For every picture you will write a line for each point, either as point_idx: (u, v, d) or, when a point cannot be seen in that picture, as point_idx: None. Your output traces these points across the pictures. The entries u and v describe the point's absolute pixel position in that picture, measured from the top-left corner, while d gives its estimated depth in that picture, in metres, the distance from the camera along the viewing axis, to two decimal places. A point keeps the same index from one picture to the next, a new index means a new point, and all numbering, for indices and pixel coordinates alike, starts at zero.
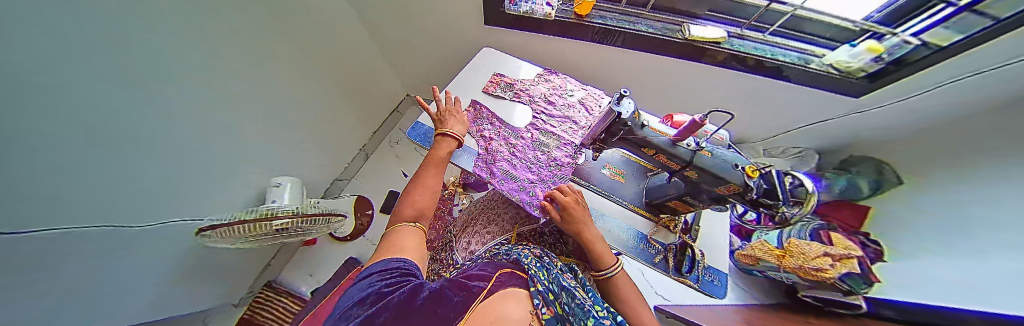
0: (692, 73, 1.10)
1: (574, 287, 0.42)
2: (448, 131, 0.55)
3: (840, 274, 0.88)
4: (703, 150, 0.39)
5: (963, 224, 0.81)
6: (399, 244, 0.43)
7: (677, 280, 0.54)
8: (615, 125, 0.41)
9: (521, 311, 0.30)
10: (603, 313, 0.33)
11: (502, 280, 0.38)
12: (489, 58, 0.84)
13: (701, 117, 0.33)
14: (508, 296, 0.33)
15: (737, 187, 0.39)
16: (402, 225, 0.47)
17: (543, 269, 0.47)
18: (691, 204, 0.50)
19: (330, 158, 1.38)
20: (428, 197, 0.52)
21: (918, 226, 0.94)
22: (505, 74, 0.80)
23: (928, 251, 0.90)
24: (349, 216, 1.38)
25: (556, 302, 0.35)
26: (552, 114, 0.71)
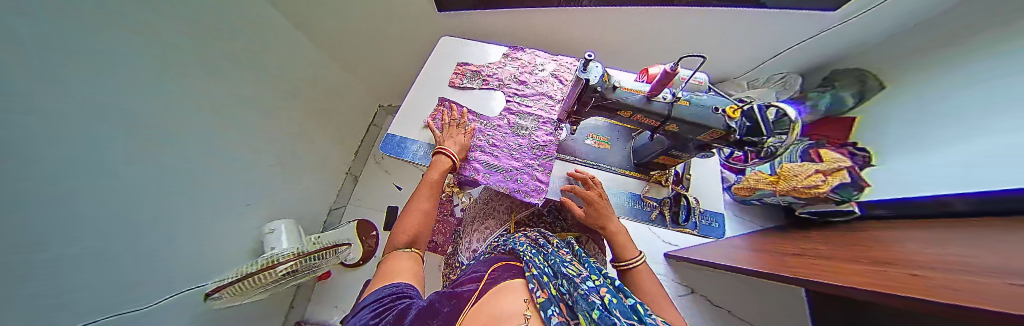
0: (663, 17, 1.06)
1: (570, 262, 0.43)
2: (441, 150, 0.55)
3: (833, 188, 0.91)
4: (681, 100, 0.37)
5: (933, 117, 0.90)
6: (394, 270, 0.42)
7: (676, 230, 0.55)
8: (585, 94, 0.38)
9: (518, 304, 0.32)
10: (600, 282, 0.35)
11: (495, 277, 0.40)
12: (449, 48, 0.78)
13: (671, 66, 0.30)
14: (502, 291, 0.36)
15: (719, 130, 0.38)
16: (397, 250, 0.46)
17: (539, 253, 0.47)
18: (677, 157, 0.49)
19: (319, 189, 1.34)
20: (421, 217, 0.51)
21: (898, 128, 1.00)
22: (469, 61, 0.75)
23: (894, 154, 1.00)
24: (354, 242, 1.38)
25: (552, 283, 0.37)
26: (525, 94, 0.67)
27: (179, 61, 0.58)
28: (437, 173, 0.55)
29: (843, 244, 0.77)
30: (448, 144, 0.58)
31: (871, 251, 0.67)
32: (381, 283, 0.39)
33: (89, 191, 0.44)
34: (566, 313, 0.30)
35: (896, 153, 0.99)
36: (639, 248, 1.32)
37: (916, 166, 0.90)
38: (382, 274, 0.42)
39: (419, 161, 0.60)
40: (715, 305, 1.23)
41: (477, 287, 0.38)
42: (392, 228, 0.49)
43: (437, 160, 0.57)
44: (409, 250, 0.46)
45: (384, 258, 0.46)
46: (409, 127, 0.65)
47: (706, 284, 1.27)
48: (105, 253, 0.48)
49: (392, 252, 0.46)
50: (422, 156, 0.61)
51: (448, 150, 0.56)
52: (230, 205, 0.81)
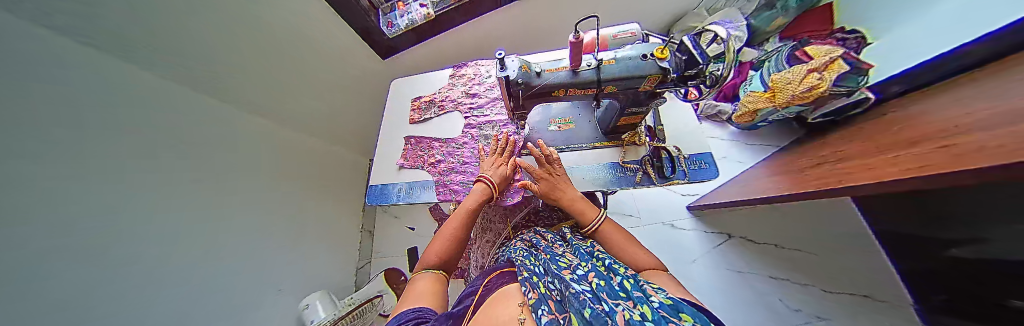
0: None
1: (562, 255, 0.41)
2: (483, 179, 0.52)
3: (833, 82, 0.84)
4: (605, 60, 0.37)
5: None
6: (416, 292, 0.39)
7: (666, 184, 0.52)
8: (512, 89, 0.38)
9: (511, 310, 0.30)
10: (589, 267, 0.34)
11: (490, 287, 0.39)
12: (401, 87, 0.81)
13: (574, 35, 0.31)
14: (497, 300, 0.34)
15: (656, 75, 0.37)
16: (423, 272, 0.44)
17: (531, 254, 0.46)
18: (636, 114, 0.48)
19: (340, 253, 1.40)
20: (451, 242, 0.48)
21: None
22: (422, 93, 0.77)
23: (879, 28, 0.96)
24: (387, 292, 1.41)
25: (541, 281, 0.34)
26: (480, 106, 0.69)
27: (171, 181, 0.65)
28: (477, 201, 0.52)
29: (864, 139, 0.71)
30: (490, 173, 0.55)
31: (897, 134, 0.61)
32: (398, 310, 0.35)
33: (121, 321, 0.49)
34: (554, 308, 0.27)
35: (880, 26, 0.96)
36: (660, 209, 1.28)
37: (903, 33, 0.88)
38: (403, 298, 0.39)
39: (402, 201, 0.62)
40: (759, 243, 1.15)
41: (472, 302, 0.37)
42: (423, 250, 0.47)
43: (476, 186, 0.54)
44: (433, 273, 0.43)
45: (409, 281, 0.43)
46: (386, 174, 0.67)
47: (742, 224, 1.20)
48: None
49: (418, 273, 0.44)
50: (404, 195, 0.63)
51: (489, 178, 0.53)
52: (257, 295, 0.86)
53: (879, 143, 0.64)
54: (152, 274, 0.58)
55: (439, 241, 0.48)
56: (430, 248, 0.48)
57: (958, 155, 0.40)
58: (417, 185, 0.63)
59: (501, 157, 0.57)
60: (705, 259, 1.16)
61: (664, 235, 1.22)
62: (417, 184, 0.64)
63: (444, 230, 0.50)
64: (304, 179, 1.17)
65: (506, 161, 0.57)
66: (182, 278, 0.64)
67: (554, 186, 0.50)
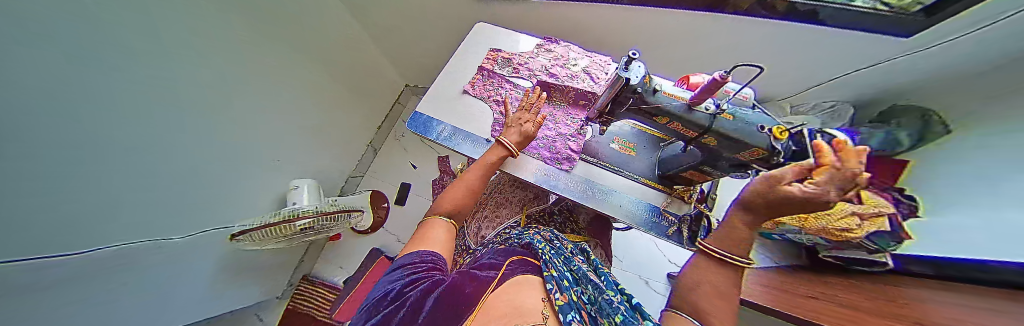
0: (699, 24, 1.05)
1: (589, 272, 0.42)
2: (503, 141, 0.53)
3: (867, 234, 0.82)
4: (724, 113, 0.37)
5: (955, 171, 0.88)
6: (430, 236, 0.42)
7: (692, 250, 0.54)
8: (622, 94, 0.38)
9: (534, 300, 0.30)
10: (617, 295, 0.32)
11: (511, 270, 0.38)
12: (484, 33, 0.79)
13: (719, 74, 0.30)
14: (519, 284, 0.34)
15: (762, 150, 0.37)
16: (435, 218, 0.47)
17: (558, 256, 0.47)
18: (707, 174, 0.48)
19: (340, 155, 1.41)
20: (464, 193, 0.51)
21: (926, 178, 0.97)
22: (502, 48, 0.76)
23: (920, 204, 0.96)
24: (365, 211, 1.44)
25: (570, 289, 0.34)
26: (557, 88, 0.67)
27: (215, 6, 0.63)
28: (495, 157, 0.54)
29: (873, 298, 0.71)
30: (512, 132, 0.56)
31: (902, 307, 0.63)
32: (413, 250, 0.39)
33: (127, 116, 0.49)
34: (584, 320, 0.27)
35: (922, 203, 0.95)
36: (644, 262, 1.31)
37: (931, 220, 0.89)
38: (415, 237, 0.43)
39: (442, 141, 0.61)
40: None
41: (495, 276, 0.36)
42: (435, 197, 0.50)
43: (493, 146, 0.56)
44: (447, 222, 0.47)
45: (423, 221, 0.47)
46: (435, 107, 0.67)
47: None
48: (125, 177, 0.52)
49: (430, 218, 0.47)
50: (445, 137, 0.63)
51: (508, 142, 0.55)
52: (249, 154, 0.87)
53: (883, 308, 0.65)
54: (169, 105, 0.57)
55: (455, 189, 0.51)
56: (448, 193, 0.51)
57: None
58: (461, 134, 0.63)
59: (525, 118, 0.58)
60: None
61: (634, 287, 1.24)
62: (463, 132, 0.63)
63: (466, 179, 0.53)
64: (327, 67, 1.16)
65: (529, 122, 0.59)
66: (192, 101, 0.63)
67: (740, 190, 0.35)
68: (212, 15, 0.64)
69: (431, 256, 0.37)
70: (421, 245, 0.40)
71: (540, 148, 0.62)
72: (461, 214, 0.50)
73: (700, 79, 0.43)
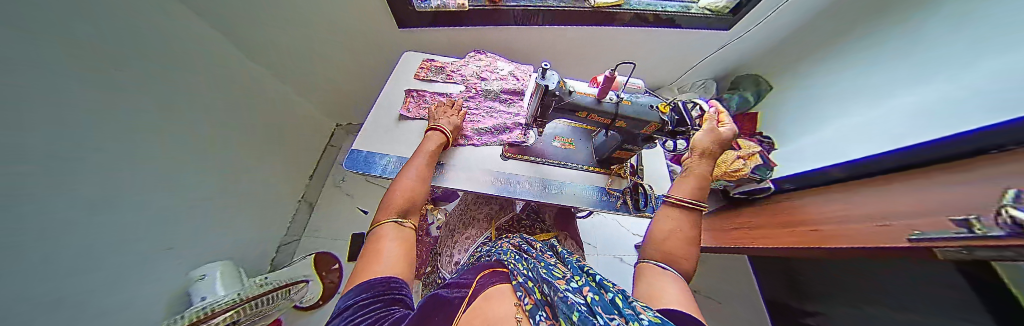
0: (596, 36, 1.38)
1: (556, 266, 0.43)
2: (438, 126, 0.58)
3: (750, 169, 1.11)
4: (624, 100, 0.46)
5: (805, 100, 1.28)
6: (386, 244, 0.34)
7: (638, 215, 0.63)
8: (545, 98, 0.44)
9: (507, 307, 0.30)
10: (582, 281, 0.35)
11: (481, 283, 0.38)
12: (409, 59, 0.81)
13: (610, 72, 0.39)
14: (491, 296, 0.34)
15: (656, 123, 0.47)
16: (385, 222, 0.39)
17: (522, 259, 0.47)
18: (629, 150, 0.57)
19: (262, 222, 1.15)
20: (411, 187, 0.47)
21: (788, 114, 1.36)
22: (435, 58, 0.82)
23: (788, 132, 1.34)
24: (312, 280, 1.19)
25: (537, 289, 0.35)
26: (491, 86, 0.77)
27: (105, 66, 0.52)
28: (433, 144, 0.57)
29: (768, 215, 0.93)
30: (443, 123, 0.61)
31: (788, 216, 0.84)
32: (360, 279, 0.28)
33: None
34: (551, 314, 0.27)
35: (787, 131, 1.35)
36: (614, 243, 1.42)
37: (799, 141, 1.25)
38: (360, 260, 0.32)
39: (388, 174, 0.57)
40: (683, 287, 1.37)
41: (466, 294, 0.35)
42: (379, 204, 0.43)
43: (431, 134, 0.59)
44: (399, 222, 0.39)
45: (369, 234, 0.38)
46: (375, 140, 0.63)
47: None
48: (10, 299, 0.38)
49: (379, 224, 0.38)
50: (392, 169, 0.59)
51: (444, 127, 0.60)
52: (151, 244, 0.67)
53: (777, 219, 0.86)
54: (48, 192, 0.44)
55: (403, 183, 0.47)
56: (393, 189, 0.46)
57: (830, 240, 0.58)
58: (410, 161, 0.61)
59: (452, 112, 0.65)
60: None
61: (612, 267, 1.32)
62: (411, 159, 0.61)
63: (412, 172, 0.50)
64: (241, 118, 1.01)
65: (456, 113, 0.65)
66: (71, 185, 0.48)
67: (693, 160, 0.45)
68: (98, 72, 0.53)
69: (391, 288, 0.27)
70: (370, 266, 0.30)
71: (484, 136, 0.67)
72: (414, 212, 0.45)
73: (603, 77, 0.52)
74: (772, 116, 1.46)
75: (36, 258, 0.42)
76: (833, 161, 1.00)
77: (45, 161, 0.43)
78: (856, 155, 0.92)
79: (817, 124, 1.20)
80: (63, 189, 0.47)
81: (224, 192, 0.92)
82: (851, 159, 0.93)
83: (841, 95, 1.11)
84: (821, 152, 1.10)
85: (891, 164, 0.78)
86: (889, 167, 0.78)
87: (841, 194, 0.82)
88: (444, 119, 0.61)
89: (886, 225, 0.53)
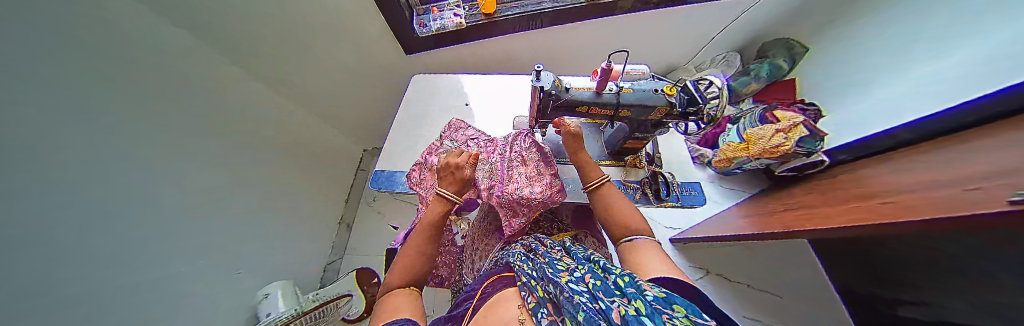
0: (596, 30, 1.38)
1: (561, 259, 0.45)
2: (443, 193, 0.56)
3: (795, 143, 0.98)
4: (625, 89, 0.45)
5: (876, 53, 1.08)
6: (396, 305, 0.42)
7: (661, 205, 0.61)
8: (543, 98, 0.44)
9: (512, 310, 0.35)
10: (586, 269, 0.38)
11: (490, 291, 0.43)
12: (415, 99, 1.02)
13: (606, 64, 0.38)
14: (496, 304, 0.38)
15: (665, 107, 0.45)
16: (394, 290, 0.46)
17: (529, 259, 0.48)
18: (641, 139, 0.55)
19: (307, 245, 1.30)
20: (413, 256, 0.52)
21: (851, 73, 1.16)
22: (433, 97, 1.03)
23: (850, 93, 1.14)
24: (356, 294, 1.30)
25: (538, 289, 0.37)
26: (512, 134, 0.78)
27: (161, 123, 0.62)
28: (438, 213, 0.57)
29: (823, 193, 0.82)
30: (447, 184, 0.59)
31: (845, 191, 0.73)
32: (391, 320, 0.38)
33: (50, 257, 0.42)
34: (552, 311, 0.31)
35: (845, 93, 1.16)
36: None
37: (860, 104, 1.06)
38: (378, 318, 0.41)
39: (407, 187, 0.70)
40: (733, 282, 1.17)
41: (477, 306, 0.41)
42: (387, 272, 0.50)
43: (434, 199, 0.58)
44: (404, 289, 0.47)
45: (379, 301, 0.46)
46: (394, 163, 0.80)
47: (716, 260, 1.22)
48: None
49: (387, 293, 0.46)
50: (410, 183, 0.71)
51: (449, 194, 0.57)
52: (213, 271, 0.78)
53: (834, 196, 0.75)
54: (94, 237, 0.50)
55: (406, 255, 0.52)
56: (399, 260, 0.52)
57: (899, 214, 0.48)
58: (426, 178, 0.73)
59: (455, 164, 0.59)
60: None
61: None
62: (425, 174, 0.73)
63: (414, 241, 0.54)
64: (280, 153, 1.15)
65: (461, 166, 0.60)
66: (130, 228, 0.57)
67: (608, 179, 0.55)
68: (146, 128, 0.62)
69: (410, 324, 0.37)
70: (389, 315, 0.40)
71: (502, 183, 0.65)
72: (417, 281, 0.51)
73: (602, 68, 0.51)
74: (827, 77, 1.26)
75: (94, 292, 0.49)
76: (895, 123, 0.86)
77: (86, 211, 0.49)
78: (929, 113, 0.77)
79: (892, 79, 0.99)
80: (120, 232, 0.55)
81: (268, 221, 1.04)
82: (922, 118, 0.77)
83: (936, 39, 0.89)
84: (887, 114, 0.93)
85: (971, 117, 0.64)
86: (968, 121, 0.64)
87: (912, 156, 0.69)
88: (447, 184, 0.58)
89: (976, 188, 0.44)
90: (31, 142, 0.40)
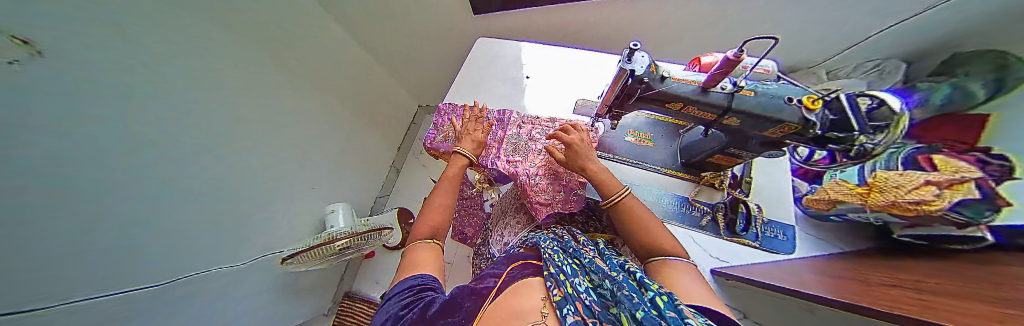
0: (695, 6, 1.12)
1: (592, 261, 0.47)
2: (459, 150, 0.63)
3: (951, 205, 0.72)
4: (743, 90, 0.36)
5: None
6: (418, 260, 0.49)
7: (731, 239, 0.57)
8: (630, 85, 0.38)
9: (535, 300, 0.36)
10: (622, 279, 0.37)
11: (514, 275, 0.45)
12: (477, 60, 1.01)
13: (734, 53, 0.29)
14: (522, 287, 0.41)
15: (794, 124, 0.36)
16: (419, 243, 0.52)
17: (562, 251, 0.51)
18: (735, 156, 0.47)
19: (363, 177, 1.53)
20: (439, 214, 0.57)
21: None
22: (496, 60, 1.00)
23: None
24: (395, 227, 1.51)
25: (567, 282, 0.39)
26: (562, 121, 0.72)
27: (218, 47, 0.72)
28: (457, 169, 0.63)
29: (961, 280, 0.60)
30: (466, 144, 0.67)
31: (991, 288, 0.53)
32: (414, 273, 0.45)
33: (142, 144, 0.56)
34: (580, 311, 0.32)
35: None
36: None
37: None
38: (403, 265, 0.49)
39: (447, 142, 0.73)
40: None
41: (495, 287, 0.42)
42: (415, 223, 0.56)
43: (455, 158, 0.65)
44: (428, 244, 0.52)
45: (407, 249, 0.53)
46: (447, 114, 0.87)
47: (766, 311, 1.03)
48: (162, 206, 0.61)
49: (414, 244, 0.53)
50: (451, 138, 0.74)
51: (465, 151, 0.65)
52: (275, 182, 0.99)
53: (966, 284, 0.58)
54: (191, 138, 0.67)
55: (434, 211, 0.57)
56: (426, 216, 0.57)
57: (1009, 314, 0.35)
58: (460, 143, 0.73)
59: (474, 132, 0.67)
60: None
61: None
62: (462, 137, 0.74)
63: (441, 199, 0.60)
64: (339, 91, 1.31)
65: (476, 130, 0.68)
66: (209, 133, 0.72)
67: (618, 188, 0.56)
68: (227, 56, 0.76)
69: (422, 281, 0.43)
70: (411, 268, 0.47)
71: (534, 176, 0.63)
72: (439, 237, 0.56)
73: (713, 59, 0.41)
74: None
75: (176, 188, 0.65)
76: None
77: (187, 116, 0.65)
78: None
79: None
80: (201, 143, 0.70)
81: (324, 151, 1.25)
82: None
83: None
84: None
85: None
86: None
87: None
88: (465, 144, 0.66)
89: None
90: (119, 49, 0.50)
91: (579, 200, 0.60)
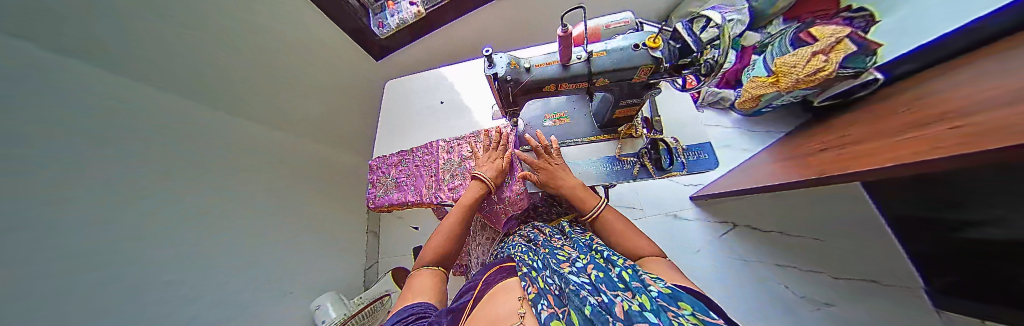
0: None
1: (562, 248, 0.46)
2: (478, 175, 0.59)
3: (840, 64, 0.81)
4: (595, 54, 0.44)
5: None
6: (418, 288, 0.45)
7: (664, 176, 0.57)
8: (501, 86, 0.47)
9: (510, 303, 0.32)
10: (588, 259, 0.38)
11: (490, 282, 0.42)
12: (393, 100, 1.00)
13: (561, 30, 0.38)
14: (497, 294, 0.37)
15: (649, 64, 0.44)
16: (422, 268, 0.50)
17: (530, 249, 0.49)
18: (631, 106, 0.53)
19: (344, 253, 1.38)
20: (443, 242, 0.53)
21: None
22: (413, 95, 1.00)
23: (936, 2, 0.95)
24: (394, 291, 1.37)
25: (539, 278, 0.37)
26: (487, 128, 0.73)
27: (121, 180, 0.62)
28: (473, 196, 0.59)
29: (871, 121, 0.68)
30: (484, 169, 0.62)
31: (907, 113, 0.58)
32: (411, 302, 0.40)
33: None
34: (553, 302, 0.29)
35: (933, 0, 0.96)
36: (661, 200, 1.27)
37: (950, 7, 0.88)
38: (403, 292, 0.45)
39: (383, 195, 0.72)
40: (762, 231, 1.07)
41: (472, 298, 0.39)
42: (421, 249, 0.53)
43: (471, 184, 0.61)
44: (432, 270, 0.50)
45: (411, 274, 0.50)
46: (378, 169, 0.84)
47: (752, 212, 1.09)
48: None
49: (417, 269, 0.50)
50: (388, 191, 0.73)
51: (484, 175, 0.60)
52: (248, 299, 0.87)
53: (885, 122, 0.62)
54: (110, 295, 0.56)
55: (438, 236, 0.55)
56: (431, 242, 0.54)
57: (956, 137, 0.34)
58: (400, 189, 0.72)
59: (494, 154, 0.64)
60: (708, 250, 1.07)
61: (673, 228, 1.12)
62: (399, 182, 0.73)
63: (445, 226, 0.56)
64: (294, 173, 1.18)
65: (498, 155, 0.64)
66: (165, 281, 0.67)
67: (554, 174, 0.56)
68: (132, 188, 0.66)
69: (422, 307, 0.38)
70: (412, 295, 0.43)
71: None
72: (448, 262, 0.53)
73: None
74: None
75: None
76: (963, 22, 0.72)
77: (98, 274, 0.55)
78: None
79: None
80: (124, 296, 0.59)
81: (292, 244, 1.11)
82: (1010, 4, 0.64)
83: None
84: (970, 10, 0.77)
85: None
86: None
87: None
88: (485, 168, 0.61)
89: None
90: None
91: (525, 197, 0.62)
